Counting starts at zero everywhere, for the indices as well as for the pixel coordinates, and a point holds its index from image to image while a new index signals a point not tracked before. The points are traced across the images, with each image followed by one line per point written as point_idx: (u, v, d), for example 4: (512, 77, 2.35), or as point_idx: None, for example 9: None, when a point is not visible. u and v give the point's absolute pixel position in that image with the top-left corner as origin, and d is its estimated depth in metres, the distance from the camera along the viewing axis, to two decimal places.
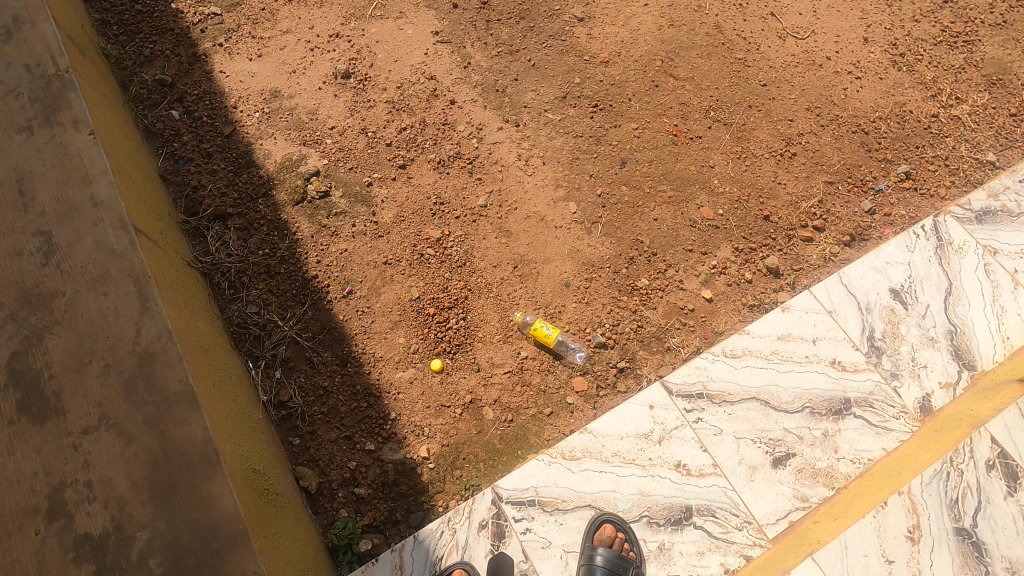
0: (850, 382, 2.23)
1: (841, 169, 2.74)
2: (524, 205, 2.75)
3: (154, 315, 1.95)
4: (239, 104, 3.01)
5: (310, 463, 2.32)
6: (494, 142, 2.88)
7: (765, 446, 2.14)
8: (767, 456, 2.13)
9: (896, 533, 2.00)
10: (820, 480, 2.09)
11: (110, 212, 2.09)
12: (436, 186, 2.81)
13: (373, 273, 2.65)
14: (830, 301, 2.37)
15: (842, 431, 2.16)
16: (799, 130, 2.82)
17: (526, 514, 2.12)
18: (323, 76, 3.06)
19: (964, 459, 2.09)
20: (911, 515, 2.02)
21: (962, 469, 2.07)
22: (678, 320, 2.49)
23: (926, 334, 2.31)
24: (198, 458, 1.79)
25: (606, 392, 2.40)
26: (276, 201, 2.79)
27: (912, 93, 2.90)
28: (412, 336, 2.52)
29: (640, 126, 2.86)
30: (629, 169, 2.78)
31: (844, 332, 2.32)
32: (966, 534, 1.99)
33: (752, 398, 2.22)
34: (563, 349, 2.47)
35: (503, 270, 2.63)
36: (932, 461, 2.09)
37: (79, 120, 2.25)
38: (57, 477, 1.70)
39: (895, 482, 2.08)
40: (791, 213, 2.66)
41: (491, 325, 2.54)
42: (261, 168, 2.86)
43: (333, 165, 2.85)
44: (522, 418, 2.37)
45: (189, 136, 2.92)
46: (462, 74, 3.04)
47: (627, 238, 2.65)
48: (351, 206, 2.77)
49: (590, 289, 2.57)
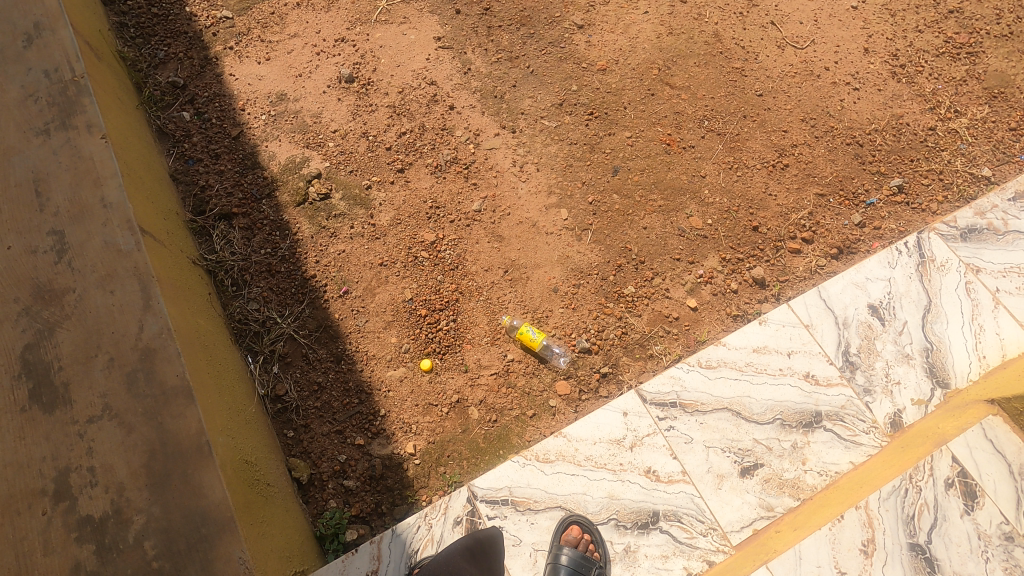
0: (823, 397, 2.26)
1: (833, 182, 2.75)
2: (517, 210, 2.82)
3: (156, 313, 2.07)
4: (246, 107, 3.12)
5: (303, 454, 2.45)
6: (490, 148, 2.95)
7: (734, 456, 2.18)
8: (735, 465, 2.17)
9: (851, 545, 2.03)
10: (786, 490, 2.13)
11: (118, 214, 2.21)
12: (433, 191, 2.89)
13: (369, 274, 2.75)
14: (807, 315, 2.40)
15: (810, 443, 2.19)
16: (792, 141, 2.84)
17: (499, 513, 2.19)
18: (328, 80, 3.15)
19: (924, 476, 2.11)
20: (866, 529, 2.05)
21: (922, 486, 2.10)
22: (662, 328, 2.56)
23: (901, 351, 2.33)
24: (191, 449, 1.91)
25: (588, 397, 2.47)
26: (279, 202, 2.90)
27: (910, 105, 2.89)
28: (403, 336, 2.63)
29: (634, 134, 2.91)
30: (621, 177, 2.83)
31: (819, 346, 2.34)
32: (919, 550, 2.02)
33: (725, 408, 2.26)
34: (548, 353, 2.54)
35: (494, 274, 2.71)
36: (892, 477, 2.12)
37: (93, 124, 2.38)
38: (63, 462, 1.84)
39: (859, 495, 2.10)
40: (780, 224, 2.69)
41: (479, 327, 2.63)
42: (266, 169, 2.98)
43: (335, 168, 2.95)
44: (505, 419, 2.46)
45: (198, 137, 3.04)
46: (462, 80, 3.11)
47: (616, 246, 2.71)
48: (350, 208, 2.87)
49: (578, 296, 2.64)
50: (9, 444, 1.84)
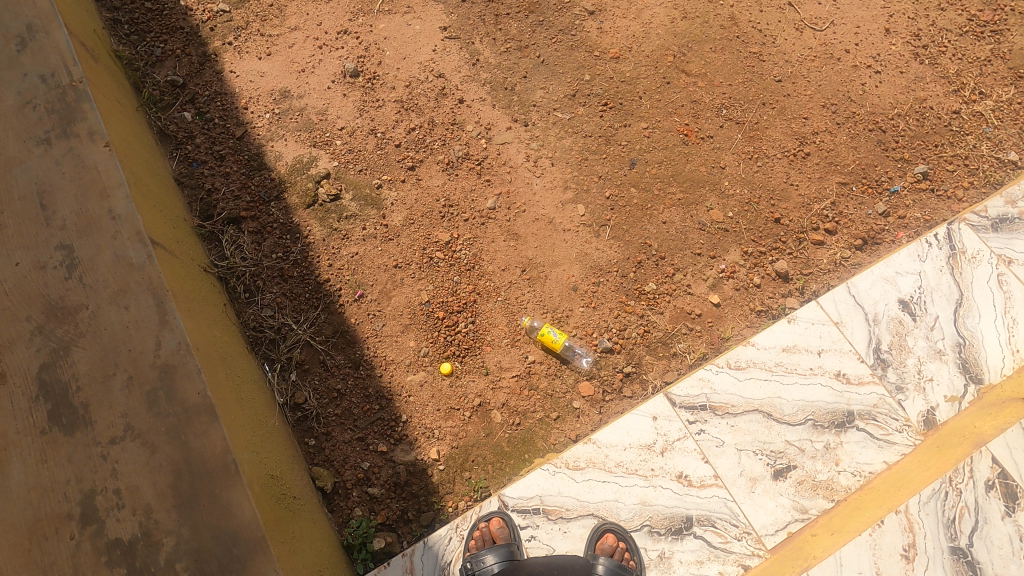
0: (854, 396, 2.21)
1: (856, 170, 2.69)
2: (533, 207, 2.76)
3: (173, 328, 2.02)
4: (249, 105, 3.03)
5: (325, 463, 2.42)
6: (503, 143, 2.88)
7: (766, 458, 2.14)
8: (768, 468, 2.13)
9: (891, 551, 2.00)
10: (820, 492, 2.09)
11: (128, 226, 2.15)
12: (445, 188, 2.82)
13: (384, 277, 2.70)
14: (836, 312, 2.35)
15: (843, 444, 2.16)
16: (813, 129, 2.76)
17: (531, 523, 2.13)
18: (332, 75, 3.06)
19: (963, 478, 2.08)
20: (908, 533, 2.02)
21: (961, 489, 2.07)
22: (685, 325, 2.52)
23: (933, 347, 2.29)
24: (217, 468, 1.88)
25: (612, 397, 2.45)
26: (288, 204, 2.84)
27: (934, 88, 2.81)
28: (422, 340, 2.59)
29: (651, 125, 2.83)
30: (639, 170, 2.76)
31: (850, 343, 2.30)
32: (961, 553, 2.00)
33: (756, 409, 2.22)
34: (570, 354, 2.51)
35: (511, 273, 2.66)
36: (931, 480, 2.08)
37: (95, 131, 2.30)
38: (87, 485, 1.80)
39: (893, 496, 2.07)
40: (802, 215, 2.64)
41: (499, 328, 2.59)
42: (273, 170, 2.90)
43: (344, 167, 2.88)
44: (529, 422, 2.44)
45: (200, 139, 2.95)
46: (471, 72, 3.02)
47: (636, 241, 2.65)
48: (361, 209, 2.81)
49: (598, 294, 2.59)
50: (31, 468, 1.81)
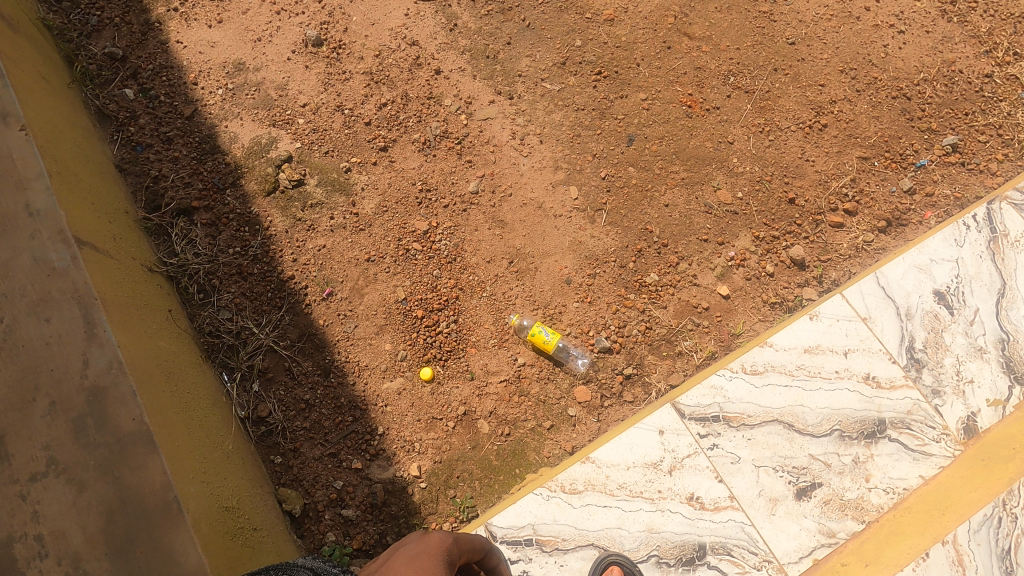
0: (886, 402, 1.81)
1: (878, 142, 2.42)
2: (520, 190, 2.48)
3: (103, 343, 1.74)
4: (199, 80, 2.69)
5: (293, 483, 2.17)
6: (485, 118, 2.58)
7: (787, 476, 1.75)
8: (789, 487, 1.74)
9: None
10: (849, 513, 1.71)
11: (48, 224, 1.84)
12: (422, 171, 2.53)
13: (355, 272, 2.42)
14: (865, 304, 1.93)
15: (874, 457, 1.77)
16: (831, 97, 2.48)
17: (522, 557, 1.72)
18: (292, 44, 2.72)
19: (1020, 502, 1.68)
20: (957, 569, 1.62)
21: (1017, 513, 1.67)
22: (691, 321, 2.27)
23: (973, 344, 1.88)
24: (157, 507, 1.62)
25: (611, 403, 2.21)
26: (245, 192, 2.53)
27: (963, 49, 2.53)
28: (399, 342, 2.33)
29: (650, 96, 2.54)
30: (637, 147, 2.48)
31: (880, 341, 1.88)
32: None
33: (774, 421, 1.81)
34: (564, 355, 2.26)
35: (497, 266, 2.39)
36: (981, 504, 1.68)
37: (8, 113, 1.97)
38: (3, 532, 1.53)
39: (936, 520, 1.68)
40: (819, 194, 2.37)
41: (485, 328, 2.33)
42: (227, 153, 2.58)
43: (307, 149, 2.57)
44: (520, 432, 2.20)
45: (144, 119, 2.62)
46: (448, 38, 2.69)
47: (635, 227, 2.38)
48: (328, 195, 2.51)
49: (594, 287, 2.33)
50: None
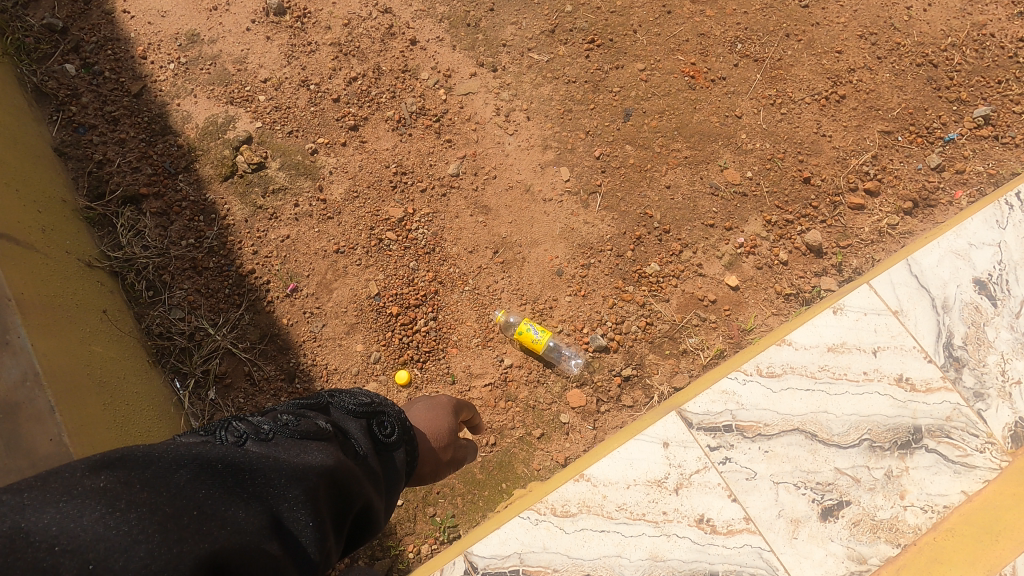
0: (921, 406, 1.59)
1: (902, 115, 2.18)
2: (505, 172, 2.23)
3: (16, 352, 1.49)
4: (148, 54, 2.42)
5: None
6: (466, 93, 2.33)
7: (810, 493, 1.53)
8: (813, 506, 1.52)
9: None
10: (882, 535, 1.49)
11: None
12: (397, 152, 2.28)
13: (323, 265, 2.18)
14: (895, 296, 1.70)
15: (910, 471, 1.54)
16: (849, 65, 2.24)
17: None
18: (252, 13, 2.45)
19: None
20: None
21: None
22: (696, 315, 2.04)
23: (1019, 340, 1.65)
24: None
25: (608, 409, 1.99)
26: (199, 176, 2.27)
27: (994, 10, 2.28)
28: (371, 342, 2.10)
29: (649, 66, 2.29)
30: (635, 122, 2.23)
31: (913, 337, 1.66)
32: None
33: (794, 430, 1.59)
34: (555, 356, 2.02)
35: (481, 256, 2.15)
36: None
37: None
38: None
39: (988, 545, 1.45)
40: (837, 173, 2.13)
41: (467, 325, 2.09)
42: (179, 134, 2.32)
43: (268, 129, 2.31)
44: (506, 442, 1.97)
45: (86, 97, 2.34)
46: (424, 5, 2.43)
47: (633, 212, 2.14)
48: (292, 179, 2.26)
49: (588, 279, 2.09)
50: None
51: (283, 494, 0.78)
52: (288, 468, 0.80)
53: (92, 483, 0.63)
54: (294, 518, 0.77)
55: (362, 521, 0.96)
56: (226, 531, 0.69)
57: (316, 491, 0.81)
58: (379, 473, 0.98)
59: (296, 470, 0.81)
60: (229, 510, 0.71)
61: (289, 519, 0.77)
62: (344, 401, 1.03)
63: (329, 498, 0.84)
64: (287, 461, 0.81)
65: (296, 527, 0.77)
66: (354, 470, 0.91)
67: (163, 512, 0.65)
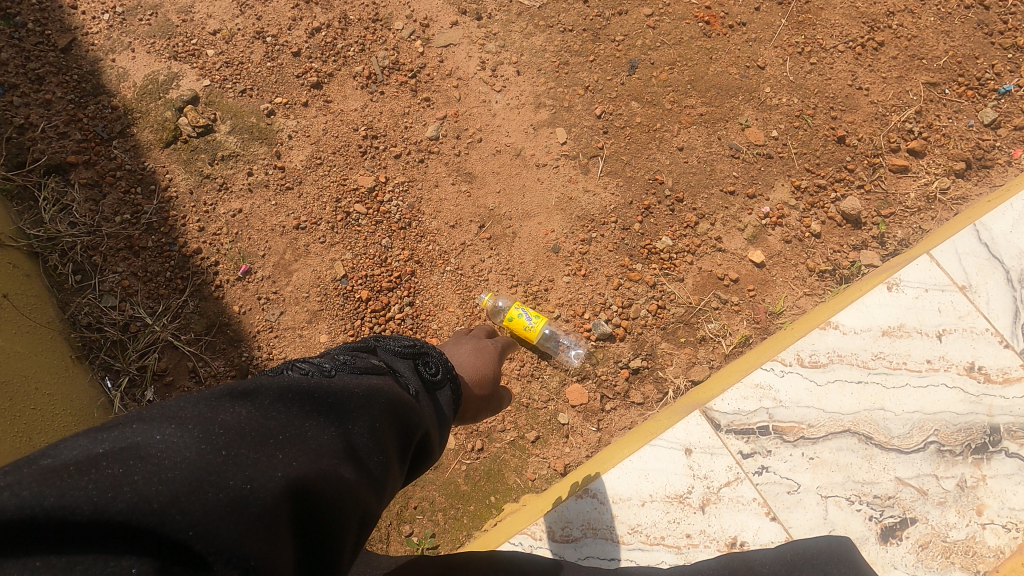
0: (998, 401, 1.31)
1: (949, 64, 1.88)
2: (491, 134, 1.93)
3: None
4: (79, 3, 2.09)
5: None
6: (446, 45, 2.02)
7: (866, 509, 1.25)
8: (870, 525, 1.24)
9: None
10: (956, 561, 1.21)
11: None
12: (367, 113, 1.97)
13: (281, 243, 1.87)
14: (962, 269, 1.41)
15: (988, 480, 1.26)
16: (887, 8, 1.94)
17: None
18: None
19: None
20: None
21: None
22: (715, 297, 1.75)
23: None
24: None
25: (614, 407, 1.70)
26: (137, 142, 1.96)
27: None
28: (337, 332, 1.81)
29: (657, 11, 1.98)
30: (641, 76, 1.93)
31: (986, 318, 1.37)
32: None
33: (844, 432, 1.31)
34: (551, 346, 1.73)
35: (465, 231, 1.85)
36: None
37: None
38: None
39: None
40: (876, 131, 1.84)
41: (449, 312, 1.80)
42: (115, 94, 2.00)
43: (218, 88, 2.00)
44: (495, 447, 1.68)
45: (5, 52, 1.96)
46: None
47: (641, 178, 1.84)
48: (244, 145, 1.95)
49: (589, 257, 1.80)
50: None
51: (354, 419, 0.73)
52: (356, 396, 0.75)
53: (184, 410, 0.60)
54: (365, 446, 0.72)
55: (421, 463, 0.90)
56: (311, 452, 0.64)
57: (384, 420, 0.76)
58: (435, 412, 0.92)
59: (363, 398, 0.75)
60: (311, 430, 0.66)
61: (360, 446, 0.71)
62: (389, 345, 0.96)
63: (397, 429, 0.79)
64: (352, 389, 0.76)
65: (369, 453, 0.72)
66: (412, 402, 0.86)
67: (250, 431, 0.61)
